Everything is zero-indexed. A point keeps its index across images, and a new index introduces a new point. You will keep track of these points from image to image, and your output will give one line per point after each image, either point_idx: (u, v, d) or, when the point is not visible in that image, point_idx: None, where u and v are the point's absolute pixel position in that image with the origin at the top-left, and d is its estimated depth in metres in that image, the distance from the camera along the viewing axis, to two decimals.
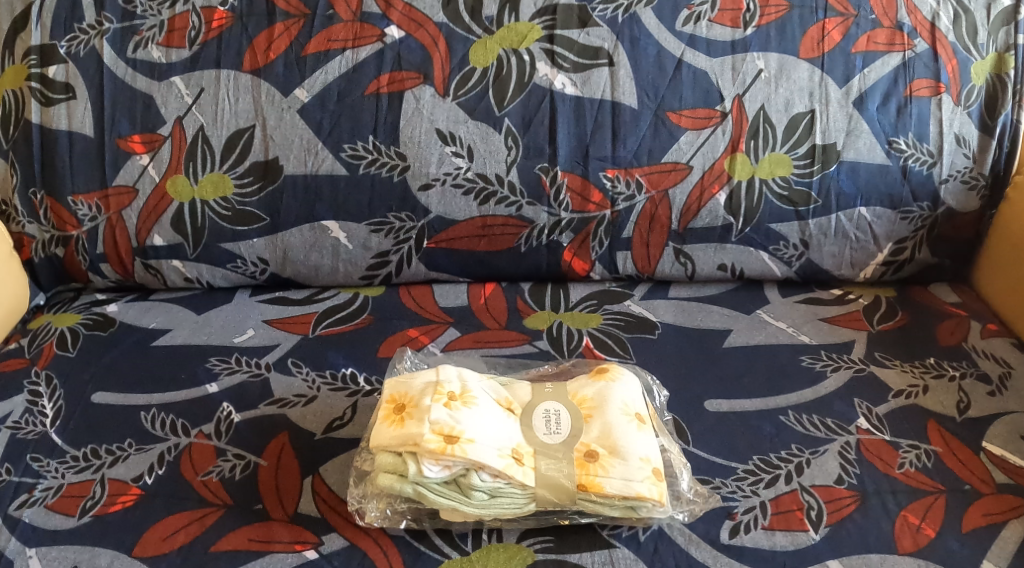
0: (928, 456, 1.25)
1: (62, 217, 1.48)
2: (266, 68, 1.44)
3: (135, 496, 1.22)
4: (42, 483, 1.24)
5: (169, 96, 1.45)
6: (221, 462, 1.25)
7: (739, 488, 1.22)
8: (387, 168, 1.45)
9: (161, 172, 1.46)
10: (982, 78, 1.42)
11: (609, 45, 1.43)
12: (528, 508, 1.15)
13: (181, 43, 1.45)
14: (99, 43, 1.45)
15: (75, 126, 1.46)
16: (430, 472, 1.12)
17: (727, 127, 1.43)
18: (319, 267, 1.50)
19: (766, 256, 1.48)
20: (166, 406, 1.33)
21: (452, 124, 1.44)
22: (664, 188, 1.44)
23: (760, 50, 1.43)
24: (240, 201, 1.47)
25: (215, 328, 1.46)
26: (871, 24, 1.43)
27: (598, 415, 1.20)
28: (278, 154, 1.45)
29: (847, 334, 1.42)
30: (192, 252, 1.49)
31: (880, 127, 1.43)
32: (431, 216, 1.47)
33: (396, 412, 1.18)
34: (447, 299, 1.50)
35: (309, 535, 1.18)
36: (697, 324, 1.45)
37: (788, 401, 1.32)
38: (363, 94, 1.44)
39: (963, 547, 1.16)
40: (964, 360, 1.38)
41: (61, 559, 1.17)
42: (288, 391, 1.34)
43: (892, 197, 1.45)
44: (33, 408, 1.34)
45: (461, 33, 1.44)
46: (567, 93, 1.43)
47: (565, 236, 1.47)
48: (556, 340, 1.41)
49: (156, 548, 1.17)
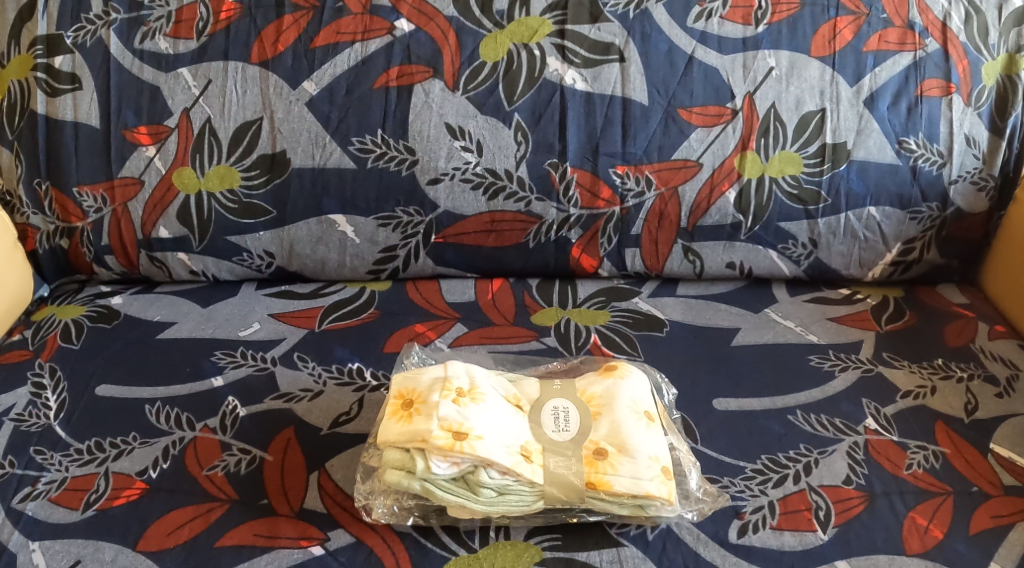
0: (936, 458, 1.24)
1: (66, 208, 1.47)
2: (275, 60, 1.44)
3: (140, 490, 1.22)
4: (46, 476, 1.24)
5: (177, 88, 1.44)
6: (226, 457, 1.25)
7: (747, 487, 1.21)
8: (395, 162, 1.44)
9: (167, 164, 1.45)
10: (993, 79, 1.41)
11: (620, 40, 1.43)
12: (536, 506, 1.14)
13: (189, 34, 1.44)
14: (106, 33, 1.44)
15: (80, 117, 1.45)
16: (438, 468, 1.12)
17: (738, 124, 1.42)
18: (325, 261, 1.49)
19: (775, 254, 1.48)
20: (171, 399, 1.32)
21: (461, 118, 1.43)
22: (673, 185, 1.44)
23: (771, 48, 1.42)
24: (247, 194, 1.46)
25: (220, 321, 1.45)
26: (883, 23, 1.42)
27: (606, 413, 1.20)
28: (286, 147, 1.44)
29: (855, 334, 1.42)
30: (197, 245, 1.49)
31: (891, 126, 1.42)
32: (439, 211, 1.46)
33: (404, 407, 1.17)
34: (454, 294, 1.50)
35: (314, 531, 1.17)
36: (705, 322, 1.44)
37: (796, 401, 1.32)
38: (372, 88, 1.43)
39: (971, 549, 1.15)
40: (972, 361, 1.37)
41: (65, 552, 1.16)
42: (293, 386, 1.34)
43: (902, 197, 1.44)
44: (37, 400, 1.33)
45: (471, 27, 1.43)
46: (577, 89, 1.43)
47: (574, 232, 1.47)
48: (564, 337, 1.41)
49: (160, 543, 1.17)
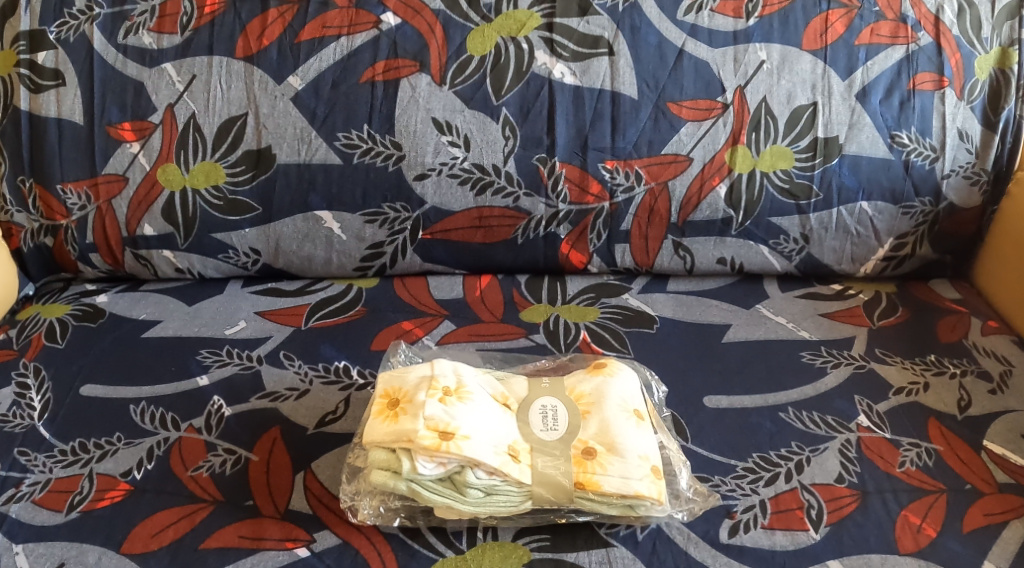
0: (928, 455, 1.23)
1: (50, 206, 1.45)
2: (260, 54, 1.41)
3: (124, 492, 1.20)
4: (30, 478, 1.22)
5: (161, 83, 1.42)
6: (211, 457, 1.23)
7: (738, 486, 1.20)
8: (382, 157, 1.42)
9: (151, 160, 1.43)
10: (985, 72, 1.40)
11: (609, 34, 1.41)
12: (524, 506, 1.13)
13: (173, 28, 1.42)
14: (89, 28, 1.42)
15: (64, 113, 1.43)
16: (424, 469, 1.10)
17: (729, 118, 1.41)
18: (312, 258, 1.48)
19: (766, 250, 1.46)
20: (156, 399, 1.31)
21: (449, 113, 1.41)
22: (664, 179, 1.42)
23: (762, 41, 1.40)
24: (233, 190, 1.44)
25: (206, 320, 1.43)
26: (875, 16, 1.40)
27: (595, 411, 1.18)
28: (271, 143, 1.42)
29: (847, 329, 1.41)
30: (183, 242, 1.47)
31: (883, 121, 1.41)
32: (427, 207, 1.44)
33: (390, 407, 1.16)
34: (442, 291, 1.48)
35: (300, 533, 1.15)
36: (696, 318, 1.43)
37: (789, 398, 1.30)
38: (358, 82, 1.41)
39: (964, 547, 1.14)
40: (965, 357, 1.36)
41: (48, 555, 1.15)
42: (279, 385, 1.32)
43: (894, 192, 1.42)
44: (21, 401, 1.31)
45: (458, 20, 1.41)
46: (566, 83, 1.41)
47: (563, 228, 1.45)
48: (553, 334, 1.39)
49: (145, 545, 1.15)
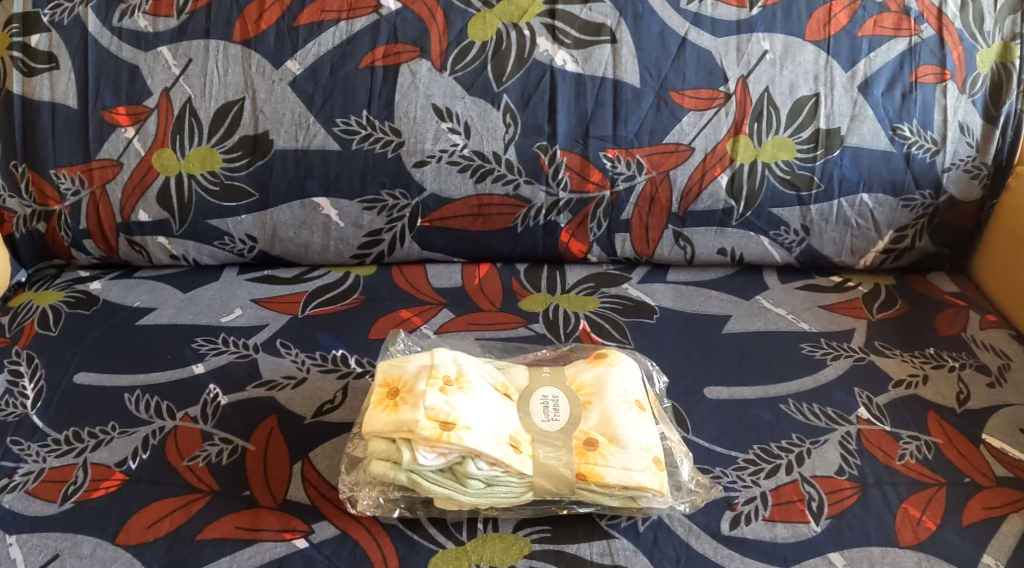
0: (928, 448, 1.23)
1: (43, 191, 1.43)
2: (257, 38, 1.39)
3: (119, 482, 1.18)
4: (23, 468, 1.20)
5: (156, 67, 1.40)
6: (207, 447, 1.22)
7: (739, 478, 1.19)
8: (380, 144, 1.41)
9: (146, 146, 1.41)
10: (987, 66, 1.39)
11: (612, 21, 1.39)
12: (525, 497, 1.12)
13: (169, 11, 1.40)
14: (83, 11, 1.40)
15: (57, 97, 1.41)
16: (425, 459, 1.09)
17: (731, 108, 1.40)
18: (309, 245, 1.46)
19: (766, 241, 1.46)
20: (151, 388, 1.29)
21: (449, 100, 1.40)
22: (665, 169, 1.41)
23: (765, 31, 1.39)
24: (229, 176, 1.42)
25: (201, 307, 1.42)
26: (879, 8, 1.39)
27: (596, 402, 1.18)
28: (268, 129, 1.41)
29: (847, 321, 1.40)
30: (178, 229, 1.45)
31: (885, 113, 1.40)
32: (426, 194, 1.43)
33: (390, 396, 1.14)
34: (441, 280, 1.47)
35: (298, 524, 1.14)
36: (695, 309, 1.42)
37: (789, 390, 1.30)
38: (357, 67, 1.40)
39: (963, 540, 1.14)
40: (964, 351, 1.36)
41: (42, 546, 1.13)
42: (276, 373, 1.31)
43: (894, 184, 1.42)
44: (13, 389, 1.29)
45: (459, 6, 1.39)
46: (568, 70, 1.39)
47: (563, 217, 1.44)
48: (553, 323, 1.38)
49: (140, 536, 1.14)
